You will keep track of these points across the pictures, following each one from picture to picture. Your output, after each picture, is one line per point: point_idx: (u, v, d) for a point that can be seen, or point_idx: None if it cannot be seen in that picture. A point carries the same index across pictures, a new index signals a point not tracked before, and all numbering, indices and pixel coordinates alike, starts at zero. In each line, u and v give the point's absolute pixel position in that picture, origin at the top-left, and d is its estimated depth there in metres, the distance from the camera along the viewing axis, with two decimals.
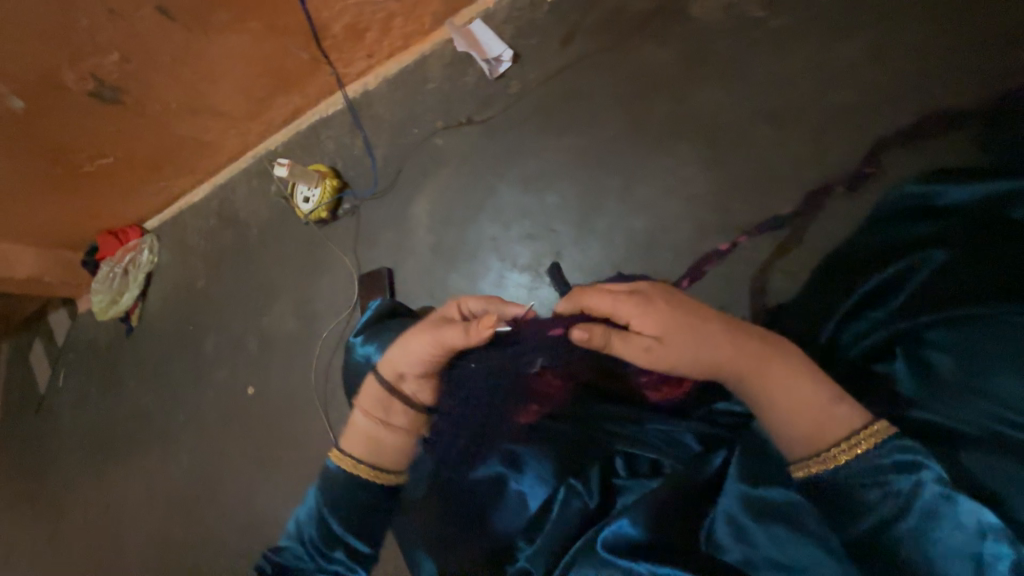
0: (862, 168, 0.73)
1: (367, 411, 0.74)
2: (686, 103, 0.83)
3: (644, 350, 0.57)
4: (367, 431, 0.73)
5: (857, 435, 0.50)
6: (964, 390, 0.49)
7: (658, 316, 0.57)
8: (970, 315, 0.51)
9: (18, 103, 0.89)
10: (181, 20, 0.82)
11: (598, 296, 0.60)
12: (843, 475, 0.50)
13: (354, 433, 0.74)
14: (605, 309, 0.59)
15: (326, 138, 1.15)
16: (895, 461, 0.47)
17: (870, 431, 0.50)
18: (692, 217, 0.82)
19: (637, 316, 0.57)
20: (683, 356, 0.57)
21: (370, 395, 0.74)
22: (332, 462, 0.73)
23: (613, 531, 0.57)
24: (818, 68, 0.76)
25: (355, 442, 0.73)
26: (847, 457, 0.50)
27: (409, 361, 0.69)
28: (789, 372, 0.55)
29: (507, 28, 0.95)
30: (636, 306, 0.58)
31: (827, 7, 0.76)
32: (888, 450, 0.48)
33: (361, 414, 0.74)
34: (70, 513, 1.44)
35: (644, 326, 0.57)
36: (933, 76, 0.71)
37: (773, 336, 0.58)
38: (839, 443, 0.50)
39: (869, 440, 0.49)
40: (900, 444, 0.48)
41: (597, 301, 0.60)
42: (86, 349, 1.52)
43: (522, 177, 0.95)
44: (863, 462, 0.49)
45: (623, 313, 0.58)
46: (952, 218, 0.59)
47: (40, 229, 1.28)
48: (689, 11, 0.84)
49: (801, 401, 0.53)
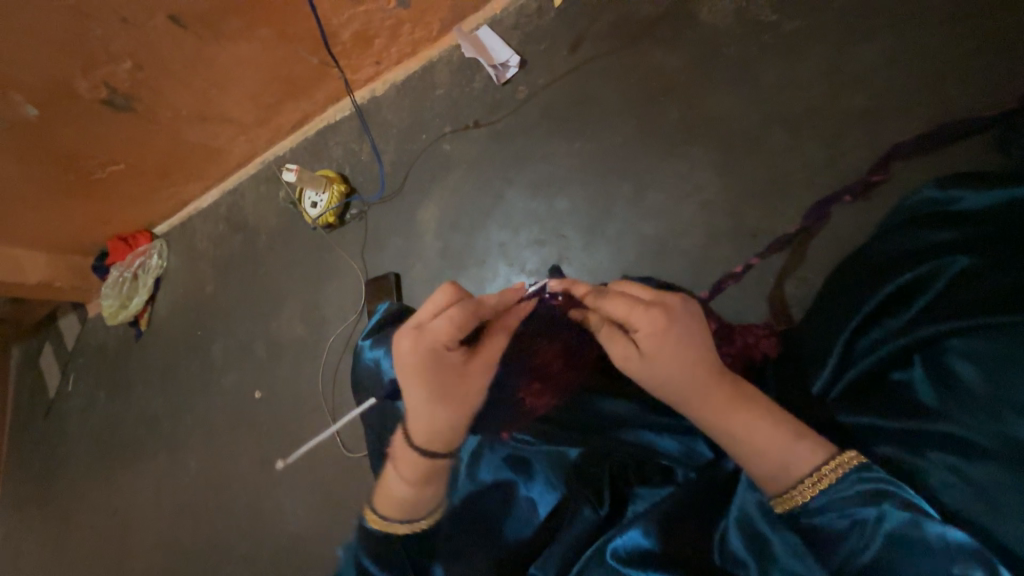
0: (875, 171, 0.72)
1: (417, 476, 0.60)
2: (696, 108, 0.82)
3: (626, 354, 0.57)
4: (425, 490, 0.61)
5: (820, 470, 0.49)
6: (987, 401, 0.48)
7: (669, 342, 0.54)
8: (998, 323, 0.48)
9: (32, 110, 0.90)
10: (193, 29, 0.83)
11: (617, 301, 0.57)
12: (811, 509, 0.49)
13: (406, 507, 0.60)
14: (621, 315, 0.57)
15: (334, 144, 1.15)
16: (860, 491, 0.47)
17: (833, 464, 0.49)
18: (704, 223, 0.81)
19: (645, 332, 0.55)
20: (665, 372, 0.55)
21: (416, 462, 0.60)
22: (379, 533, 0.60)
23: (623, 542, 0.56)
24: (830, 71, 0.75)
25: (412, 512, 0.60)
26: (813, 492, 0.49)
27: (466, 407, 0.60)
28: (751, 414, 0.53)
29: (515, 34, 0.95)
30: (647, 317, 0.55)
31: (839, 9, 0.75)
32: (851, 481, 0.48)
33: (412, 484, 0.60)
34: (78, 517, 1.45)
35: (643, 340, 0.55)
36: (950, 79, 0.70)
37: (737, 379, 0.55)
38: (804, 479, 0.50)
39: (835, 473, 0.49)
40: (863, 474, 0.48)
41: (614, 307, 0.57)
42: (96, 353, 1.53)
43: (531, 182, 0.94)
44: (829, 495, 0.48)
45: (634, 327, 0.56)
46: (979, 223, 0.56)
47: (53, 235, 1.29)
48: (699, 16, 0.83)
49: (766, 436, 0.52)
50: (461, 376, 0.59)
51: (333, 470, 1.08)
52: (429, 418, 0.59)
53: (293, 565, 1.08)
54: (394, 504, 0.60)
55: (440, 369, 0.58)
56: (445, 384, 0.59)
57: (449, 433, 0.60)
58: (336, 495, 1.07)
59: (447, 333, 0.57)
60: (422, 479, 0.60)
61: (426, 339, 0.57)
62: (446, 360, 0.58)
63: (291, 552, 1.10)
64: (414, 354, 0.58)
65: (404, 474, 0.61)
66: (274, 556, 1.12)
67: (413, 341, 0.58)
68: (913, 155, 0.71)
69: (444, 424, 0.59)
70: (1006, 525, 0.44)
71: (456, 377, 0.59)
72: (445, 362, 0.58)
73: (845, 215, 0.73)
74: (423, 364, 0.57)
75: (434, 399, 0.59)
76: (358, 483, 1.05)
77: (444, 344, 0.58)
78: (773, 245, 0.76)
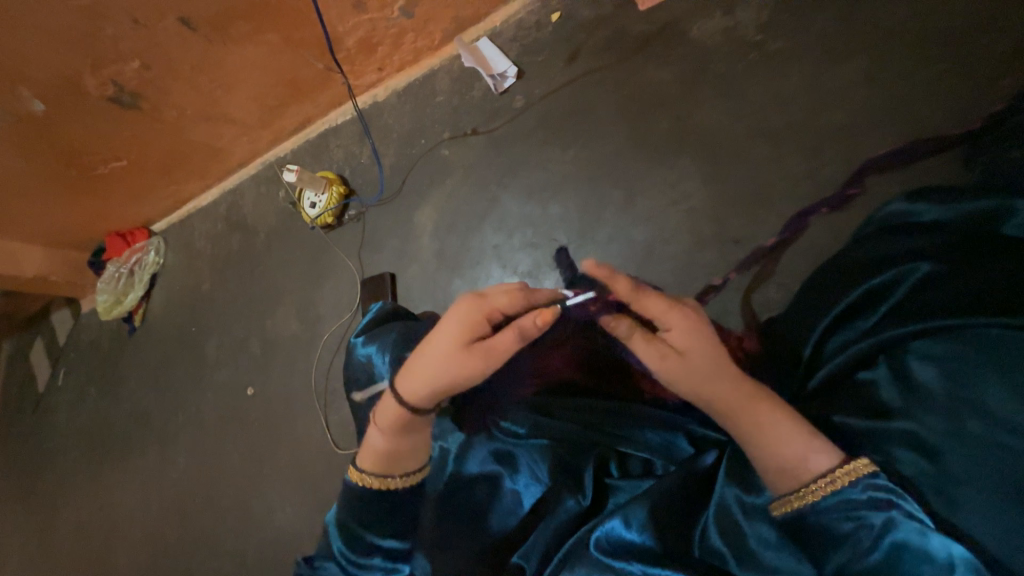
0: (844, 191, 0.76)
1: (391, 427, 0.63)
2: (684, 120, 0.86)
3: (660, 356, 0.58)
4: (397, 444, 0.63)
5: (833, 473, 0.49)
6: (947, 401, 0.50)
7: (701, 336, 0.57)
8: (952, 327, 0.53)
9: (39, 106, 0.93)
10: (202, 31, 0.86)
11: (655, 300, 0.58)
12: (820, 508, 0.49)
13: (378, 456, 0.64)
14: (655, 312, 0.58)
15: (335, 147, 1.18)
16: (870, 497, 0.48)
17: (846, 469, 0.49)
18: (691, 230, 0.84)
19: (676, 330, 0.58)
20: (697, 371, 0.57)
21: (392, 408, 0.63)
22: (355, 484, 0.63)
23: (605, 533, 0.57)
24: (810, 90, 0.80)
25: (384, 463, 0.63)
26: (825, 491, 0.49)
27: (444, 375, 0.59)
28: (771, 410, 0.54)
29: (514, 46, 0.99)
30: (682, 318, 0.58)
31: (819, 32, 0.80)
32: (864, 487, 0.48)
33: (388, 432, 0.63)
34: (62, 514, 1.43)
35: (674, 338, 0.58)
36: (920, 101, 0.74)
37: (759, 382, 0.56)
38: (816, 479, 0.50)
39: (848, 477, 0.49)
40: (875, 482, 0.48)
41: (651, 306, 0.58)
42: (89, 348, 1.53)
43: (526, 188, 0.97)
44: (840, 498, 0.49)
45: (665, 324, 0.58)
46: (944, 233, 0.60)
47: (51, 229, 1.30)
48: (689, 34, 0.87)
49: (784, 435, 0.52)
50: (465, 346, 0.59)
51: (323, 467, 1.09)
52: (421, 364, 0.61)
53: (280, 563, 1.09)
54: (372, 451, 0.64)
55: (464, 329, 0.59)
56: (450, 345, 0.59)
57: (423, 391, 0.61)
58: (325, 493, 1.07)
59: (498, 306, 0.60)
60: (395, 431, 0.63)
61: (476, 299, 0.61)
62: (473, 325, 0.60)
63: (278, 549, 1.10)
64: (461, 304, 0.61)
65: (381, 424, 0.64)
66: (260, 554, 1.12)
67: (469, 297, 0.61)
68: (884, 169, 0.75)
69: (426, 379, 0.60)
70: (963, 520, 0.47)
71: (458, 345, 0.59)
72: (471, 327, 0.59)
73: (821, 226, 0.77)
74: (459, 316, 0.60)
75: (437, 351, 0.60)
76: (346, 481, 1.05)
77: (484, 308, 0.60)
78: (747, 259, 0.80)
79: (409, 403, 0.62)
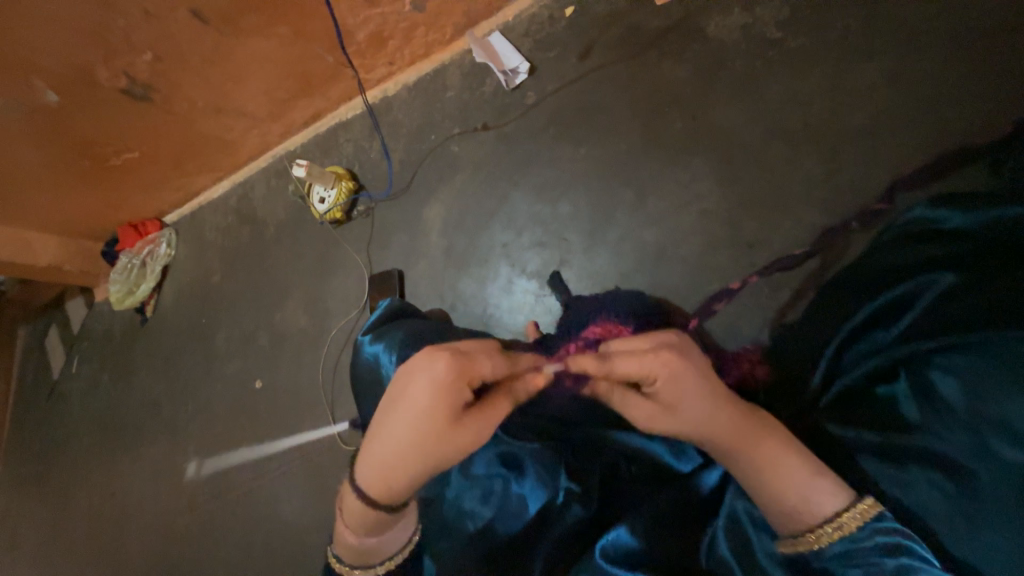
0: (876, 208, 0.74)
1: (361, 524, 0.56)
2: (700, 120, 0.84)
3: (648, 416, 0.53)
4: (372, 538, 0.58)
5: (842, 517, 0.48)
6: (967, 414, 0.49)
7: (686, 386, 0.51)
8: (973, 342, 0.51)
9: (53, 97, 0.93)
10: (214, 24, 0.85)
11: (626, 358, 0.51)
12: (827, 555, 0.49)
13: (359, 552, 0.59)
14: (633, 372, 0.51)
15: (345, 141, 1.17)
16: (879, 543, 0.47)
17: (854, 512, 0.48)
18: (703, 232, 0.82)
19: (662, 381, 0.51)
20: (685, 423, 0.52)
21: (358, 509, 0.55)
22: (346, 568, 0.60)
23: (612, 540, 0.57)
24: (831, 91, 0.77)
25: (368, 555, 0.59)
26: (833, 538, 0.48)
27: (431, 472, 0.52)
28: (770, 450, 0.52)
29: (527, 41, 0.98)
30: (664, 368, 0.50)
31: (841, 31, 0.77)
32: (872, 532, 0.47)
33: (361, 530, 0.57)
34: (77, 499, 1.46)
35: (660, 391, 0.52)
36: (945, 106, 0.72)
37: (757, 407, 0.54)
38: (824, 523, 0.49)
39: (856, 521, 0.48)
40: (882, 526, 0.48)
41: (624, 367, 0.51)
42: (102, 337, 1.55)
43: (536, 186, 0.96)
44: (848, 544, 0.48)
45: (651, 380, 0.51)
46: (966, 241, 0.58)
47: (67, 219, 1.32)
48: (706, 30, 0.85)
49: (780, 480, 0.51)
50: (451, 429, 0.50)
51: (329, 461, 1.10)
52: (392, 456, 0.52)
53: (287, 553, 1.11)
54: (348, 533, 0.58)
55: (446, 408, 0.49)
56: (431, 429, 0.50)
57: (403, 481, 0.53)
58: (332, 486, 1.08)
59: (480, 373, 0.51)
60: (366, 527, 0.57)
61: (455, 371, 0.50)
62: (452, 405, 0.50)
63: (285, 540, 1.11)
64: (430, 381, 0.49)
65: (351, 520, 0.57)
66: (268, 543, 1.13)
67: (446, 365, 0.50)
68: (916, 187, 0.72)
69: (399, 472, 0.52)
70: (976, 538, 0.46)
71: (443, 429, 0.50)
72: (450, 404, 0.49)
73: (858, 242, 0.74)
74: (434, 398, 0.49)
75: (417, 452, 0.51)
76: None
77: (471, 380, 0.51)
78: (771, 266, 0.77)
79: (385, 497, 0.54)
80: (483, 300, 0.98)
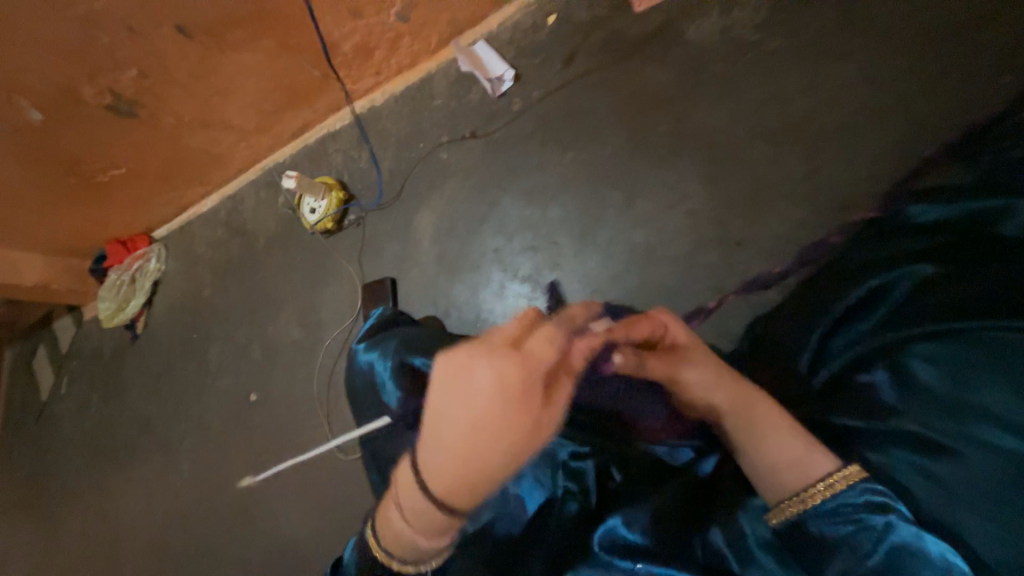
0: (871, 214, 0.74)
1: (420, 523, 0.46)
2: (683, 122, 0.86)
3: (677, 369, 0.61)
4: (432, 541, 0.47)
5: (832, 476, 0.49)
6: (945, 401, 0.48)
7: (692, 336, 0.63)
8: (950, 331, 0.50)
9: (36, 115, 0.92)
10: (199, 39, 0.86)
11: (640, 324, 0.59)
12: (816, 514, 0.49)
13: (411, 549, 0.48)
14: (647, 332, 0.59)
15: (334, 151, 1.18)
16: (868, 501, 0.47)
17: (844, 472, 0.49)
18: (691, 231, 0.84)
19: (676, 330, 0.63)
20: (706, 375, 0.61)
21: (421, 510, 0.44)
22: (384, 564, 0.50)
23: (608, 531, 0.57)
24: (809, 91, 0.79)
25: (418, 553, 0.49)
26: (824, 495, 0.49)
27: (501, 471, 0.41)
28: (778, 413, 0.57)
29: (511, 48, 0.99)
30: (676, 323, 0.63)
31: (817, 32, 0.80)
32: (861, 490, 0.48)
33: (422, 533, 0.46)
34: (69, 523, 1.43)
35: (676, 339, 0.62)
36: (917, 102, 0.74)
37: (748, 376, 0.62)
38: (816, 483, 0.50)
39: (845, 480, 0.49)
40: (871, 486, 0.48)
41: (640, 329, 0.59)
42: (92, 355, 1.53)
43: (526, 191, 0.97)
44: (837, 501, 0.48)
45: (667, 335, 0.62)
46: (942, 233, 0.60)
47: (53, 238, 1.30)
48: (686, 34, 0.87)
49: (785, 440, 0.54)
50: (520, 416, 0.40)
51: (327, 472, 1.09)
52: (458, 452, 0.41)
53: (285, 567, 1.09)
54: (396, 541, 0.49)
55: (517, 389, 0.41)
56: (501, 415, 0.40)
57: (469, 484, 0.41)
58: (330, 497, 1.08)
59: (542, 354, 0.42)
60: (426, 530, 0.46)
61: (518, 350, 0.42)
62: (522, 387, 0.41)
63: (284, 554, 1.10)
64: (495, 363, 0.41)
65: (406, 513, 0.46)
66: (266, 559, 1.12)
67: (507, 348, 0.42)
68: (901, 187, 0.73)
69: (471, 471, 0.41)
70: (960, 523, 0.45)
71: (511, 415, 0.40)
72: (517, 386, 0.41)
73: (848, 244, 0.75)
74: (501, 379, 0.40)
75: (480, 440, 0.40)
76: (350, 484, 1.06)
77: (534, 364, 0.42)
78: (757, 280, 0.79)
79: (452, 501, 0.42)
80: (477, 305, 0.99)
